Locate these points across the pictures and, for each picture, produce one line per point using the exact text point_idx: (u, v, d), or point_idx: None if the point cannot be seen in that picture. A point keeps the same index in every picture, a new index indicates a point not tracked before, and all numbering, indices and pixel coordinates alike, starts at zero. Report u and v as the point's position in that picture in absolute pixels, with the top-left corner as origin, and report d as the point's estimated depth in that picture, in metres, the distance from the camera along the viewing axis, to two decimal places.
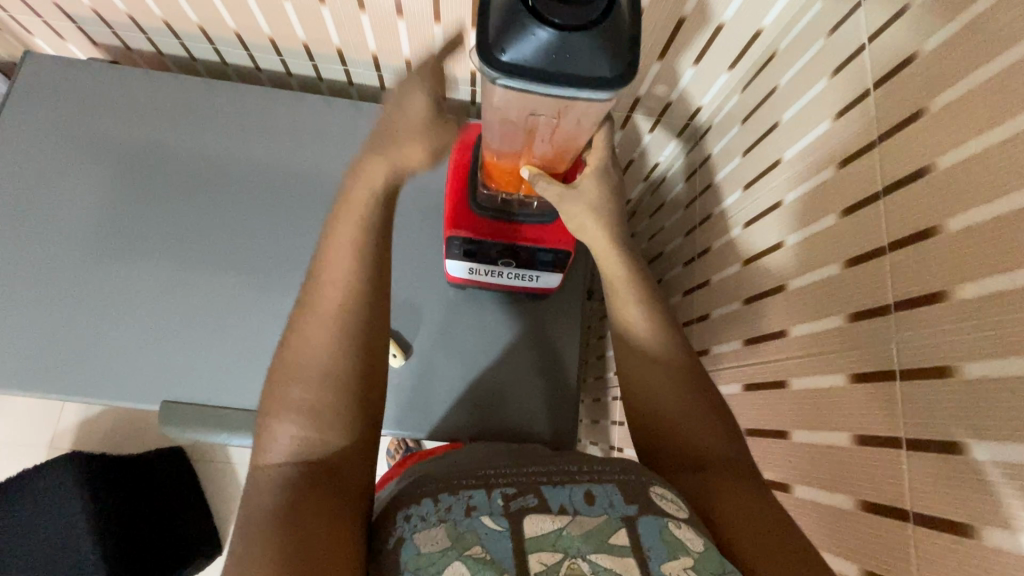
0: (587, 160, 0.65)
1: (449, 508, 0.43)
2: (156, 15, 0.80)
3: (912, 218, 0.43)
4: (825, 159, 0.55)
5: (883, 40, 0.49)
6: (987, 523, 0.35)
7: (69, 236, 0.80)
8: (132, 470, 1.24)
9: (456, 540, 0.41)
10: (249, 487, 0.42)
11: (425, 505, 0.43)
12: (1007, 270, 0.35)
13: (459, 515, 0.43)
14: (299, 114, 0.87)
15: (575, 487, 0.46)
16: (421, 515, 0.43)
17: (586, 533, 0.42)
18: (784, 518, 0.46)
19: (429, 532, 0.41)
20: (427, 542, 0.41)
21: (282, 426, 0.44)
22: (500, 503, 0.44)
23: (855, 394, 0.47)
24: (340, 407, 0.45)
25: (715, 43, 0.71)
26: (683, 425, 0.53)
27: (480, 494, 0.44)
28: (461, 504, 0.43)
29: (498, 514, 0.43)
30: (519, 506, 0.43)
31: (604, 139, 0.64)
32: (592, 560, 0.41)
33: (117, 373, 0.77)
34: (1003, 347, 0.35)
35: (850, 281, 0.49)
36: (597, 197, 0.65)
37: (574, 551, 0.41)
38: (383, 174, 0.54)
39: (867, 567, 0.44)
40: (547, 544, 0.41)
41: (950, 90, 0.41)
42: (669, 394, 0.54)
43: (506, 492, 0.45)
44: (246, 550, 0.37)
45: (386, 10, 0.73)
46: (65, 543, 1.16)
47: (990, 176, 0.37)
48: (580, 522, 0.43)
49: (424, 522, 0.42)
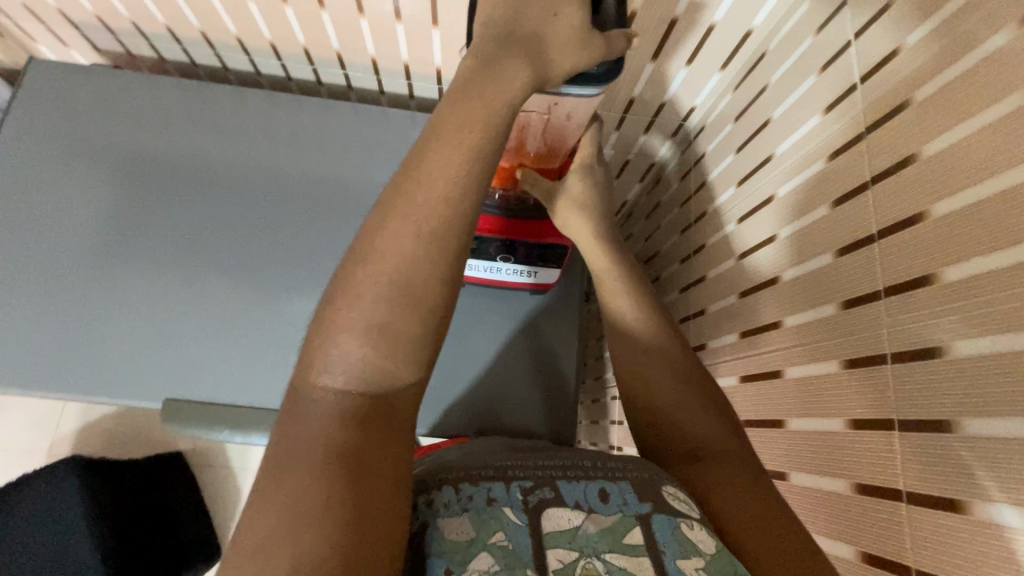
0: (575, 155, 0.70)
1: (471, 497, 0.43)
2: (159, 21, 0.81)
3: (900, 205, 0.44)
4: (815, 153, 0.56)
5: (868, 37, 0.50)
6: (980, 497, 0.36)
7: (71, 239, 0.81)
8: (134, 470, 1.24)
9: (480, 529, 0.41)
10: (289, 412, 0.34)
11: (448, 492, 0.43)
12: (997, 249, 0.36)
13: (481, 503, 0.43)
14: (299, 116, 0.88)
15: (589, 483, 0.46)
16: (444, 501, 0.43)
17: (601, 531, 0.43)
18: (784, 511, 0.46)
19: (455, 520, 0.41)
20: (453, 530, 0.41)
21: (325, 355, 0.35)
22: (519, 497, 0.44)
23: (847, 381, 0.48)
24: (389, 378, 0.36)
25: (707, 42, 0.72)
26: (687, 418, 0.53)
27: (499, 487, 0.44)
28: (482, 495, 0.43)
29: (518, 508, 0.43)
30: (538, 499, 0.44)
31: (592, 138, 0.69)
32: (607, 559, 0.41)
33: (121, 373, 0.78)
34: (994, 325, 0.36)
35: (844, 270, 0.50)
36: (582, 197, 0.68)
37: (589, 551, 0.42)
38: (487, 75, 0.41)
39: (865, 549, 0.45)
40: (564, 541, 0.42)
41: (934, 80, 0.43)
42: (669, 388, 0.55)
43: (524, 485, 0.45)
44: (276, 493, 0.31)
45: (385, 13, 0.74)
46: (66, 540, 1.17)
47: (978, 160, 0.38)
48: (596, 519, 0.43)
49: (448, 509, 0.42)
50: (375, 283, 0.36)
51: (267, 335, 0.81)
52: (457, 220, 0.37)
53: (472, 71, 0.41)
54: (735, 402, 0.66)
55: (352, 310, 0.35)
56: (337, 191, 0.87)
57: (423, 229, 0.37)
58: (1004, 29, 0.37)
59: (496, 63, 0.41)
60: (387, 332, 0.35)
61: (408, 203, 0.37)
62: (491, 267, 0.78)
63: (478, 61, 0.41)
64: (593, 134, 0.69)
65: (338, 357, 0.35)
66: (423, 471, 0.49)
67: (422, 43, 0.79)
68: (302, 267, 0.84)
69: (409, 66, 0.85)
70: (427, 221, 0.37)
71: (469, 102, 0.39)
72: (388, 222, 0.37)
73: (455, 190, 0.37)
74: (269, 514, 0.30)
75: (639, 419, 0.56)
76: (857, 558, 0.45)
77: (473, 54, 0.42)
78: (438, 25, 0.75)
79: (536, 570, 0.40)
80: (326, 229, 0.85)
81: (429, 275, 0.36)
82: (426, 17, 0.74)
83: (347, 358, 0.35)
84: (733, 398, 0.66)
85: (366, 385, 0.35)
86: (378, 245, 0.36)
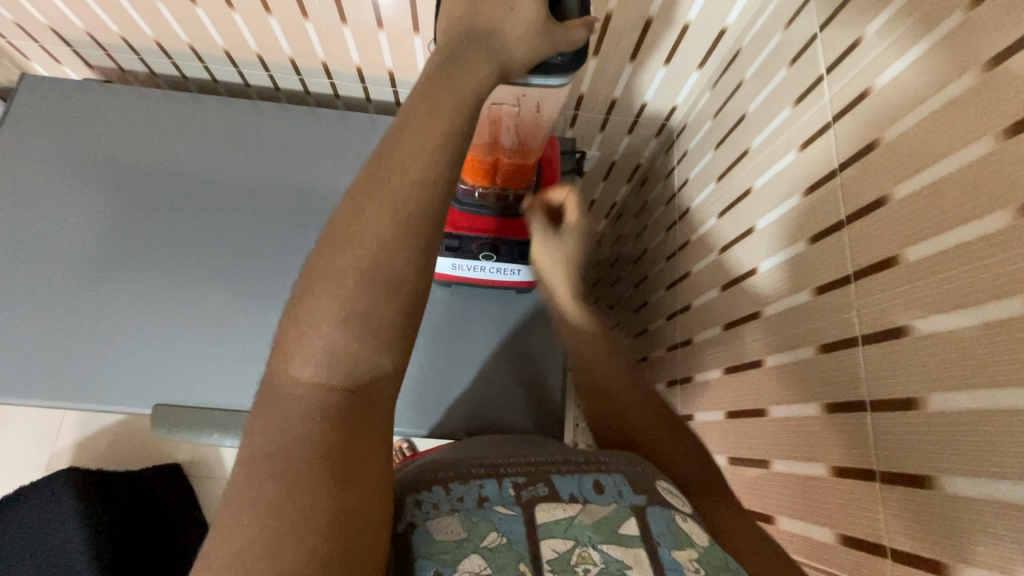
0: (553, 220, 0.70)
1: (462, 498, 0.43)
2: (149, 36, 0.83)
3: (865, 190, 0.45)
4: (788, 143, 0.57)
5: (831, 29, 0.51)
6: (946, 471, 0.37)
7: (60, 252, 0.82)
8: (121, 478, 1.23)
9: (471, 531, 0.41)
10: (263, 399, 0.33)
11: (436, 492, 0.43)
12: (957, 227, 0.37)
13: (471, 505, 0.42)
14: (287, 126, 0.90)
15: (583, 477, 0.46)
16: (433, 502, 0.42)
17: (596, 522, 0.43)
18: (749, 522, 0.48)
19: (444, 520, 0.41)
20: (442, 530, 0.40)
21: (286, 352, 0.34)
22: (511, 493, 0.44)
23: (820, 366, 0.48)
24: (361, 373, 0.34)
25: (682, 41, 0.74)
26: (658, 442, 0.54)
27: (490, 484, 0.44)
28: (473, 494, 0.43)
29: (510, 503, 0.43)
30: (530, 495, 0.44)
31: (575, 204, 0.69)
32: (603, 550, 0.41)
33: (112, 383, 0.78)
34: (948, 304, 0.37)
35: (817, 255, 0.50)
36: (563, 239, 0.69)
37: (584, 540, 0.42)
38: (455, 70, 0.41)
39: (843, 532, 0.45)
40: (558, 531, 0.42)
41: (890, 69, 0.44)
42: (625, 391, 0.57)
43: (517, 481, 0.45)
44: (248, 488, 0.30)
45: (366, 21, 0.76)
46: (66, 546, 1.20)
47: (933, 143, 0.39)
48: (591, 510, 0.43)
49: (436, 510, 0.42)
50: (356, 266, 0.34)
51: (258, 340, 0.82)
52: (434, 204, 0.36)
53: (446, 62, 0.41)
54: (719, 394, 0.67)
55: (332, 296, 0.34)
56: (326, 197, 0.88)
57: (402, 212, 0.35)
58: (955, 13, 0.38)
59: (468, 52, 0.41)
60: (368, 322, 0.34)
61: (383, 186, 0.36)
62: (479, 267, 0.77)
63: (449, 50, 0.41)
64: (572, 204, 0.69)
65: (318, 346, 0.33)
66: (409, 470, 0.48)
67: (404, 49, 0.81)
68: (290, 272, 0.85)
69: (393, 73, 0.87)
70: (405, 205, 0.35)
71: (441, 89, 0.39)
72: (367, 207, 0.35)
73: (431, 173, 0.36)
74: (241, 520, 0.29)
75: (607, 424, 0.57)
76: (836, 541, 0.46)
77: (445, 43, 0.42)
78: (419, 32, 0.77)
79: (531, 565, 0.40)
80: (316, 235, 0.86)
81: (409, 259, 0.35)
82: (407, 24, 0.75)
83: (306, 354, 0.33)
84: (717, 390, 0.67)
85: (346, 378, 0.34)
86: (356, 230, 0.35)
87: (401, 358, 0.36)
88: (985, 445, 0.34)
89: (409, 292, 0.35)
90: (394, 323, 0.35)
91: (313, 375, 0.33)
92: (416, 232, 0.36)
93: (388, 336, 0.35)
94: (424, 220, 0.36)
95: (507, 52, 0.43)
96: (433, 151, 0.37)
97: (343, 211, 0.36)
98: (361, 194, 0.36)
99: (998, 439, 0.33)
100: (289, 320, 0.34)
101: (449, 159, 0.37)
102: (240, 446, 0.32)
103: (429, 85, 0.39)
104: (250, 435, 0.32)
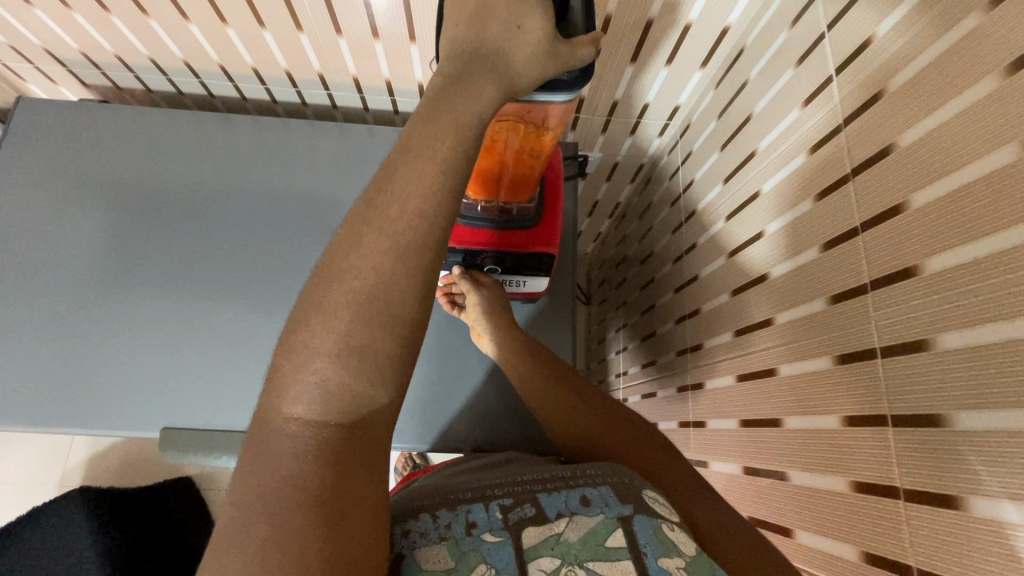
0: (490, 289, 0.76)
1: (449, 525, 0.41)
2: (143, 53, 0.83)
3: (881, 196, 0.44)
4: (797, 147, 0.55)
5: (842, 26, 0.50)
6: (975, 493, 0.35)
7: (63, 274, 0.82)
8: (164, 523, 1.25)
9: (459, 560, 0.39)
10: (261, 442, 0.32)
11: (424, 521, 0.42)
12: (982, 238, 0.35)
13: (460, 533, 0.41)
14: (286, 139, 0.89)
15: (569, 492, 0.45)
16: (420, 531, 0.41)
17: (583, 537, 0.41)
18: (756, 538, 0.47)
19: (431, 549, 0.39)
20: (430, 559, 0.39)
21: (282, 391, 0.33)
22: (498, 516, 0.43)
23: (838, 376, 0.47)
24: (361, 409, 0.33)
25: (684, 41, 0.72)
26: (657, 464, 0.56)
27: (478, 509, 0.43)
28: (460, 521, 0.42)
29: (498, 528, 0.42)
30: (518, 517, 0.42)
31: (497, 287, 0.76)
32: (590, 567, 0.39)
33: (117, 406, 0.78)
34: (972, 318, 0.36)
35: (828, 263, 0.49)
36: (507, 309, 0.75)
37: (571, 558, 0.40)
38: (454, 86, 0.39)
39: (868, 551, 0.43)
40: (546, 549, 0.40)
41: (905, 70, 0.42)
42: (617, 426, 0.61)
43: (505, 503, 0.44)
44: (246, 536, 0.29)
45: (362, 31, 0.75)
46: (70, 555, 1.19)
47: (957, 150, 0.37)
48: (578, 524, 0.42)
49: (424, 539, 0.40)
50: (354, 300, 0.33)
51: (261, 357, 0.81)
52: (435, 232, 0.35)
53: (442, 80, 0.39)
54: (731, 400, 0.66)
55: (328, 332, 0.33)
56: (326, 211, 0.87)
57: (401, 243, 0.34)
58: (972, 13, 0.37)
59: (469, 71, 0.40)
60: (364, 357, 0.33)
61: (380, 216, 0.34)
62: (444, 287, 0.80)
63: (450, 68, 0.40)
64: (496, 287, 0.76)
65: (314, 384, 0.33)
66: (399, 501, 0.47)
67: (400, 58, 0.80)
68: (292, 287, 0.84)
69: (390, 81, 0.86)
70: (405, 234, 0.34)
71: (440, 111, 0.37)
72: (364, 236, 0.34)
73: (431, 201, 0.35)
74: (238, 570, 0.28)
75: (603, 450, 0.59)
76: (860, 559, 0.44)
77: (446, 62, 0.41)
78: (415, 40, 0.75)
79: None
80: (317, 250, 0.85)
81: (407, 291, 0.34)
82: (404, 33, 0.74)
83: (302, 391, 0.33)
84: (729, 397, 0.66)
85: (341, 414, 0.33)
86: (352, 262, 0.34)
87: (399, 392, 0.35)
88: (994, 466, 0.34)
89: (408, 325, 0.34)
90: (393, 355, 0.34)
91: (311, 414, 0.32)
92: (415, 263, 0.34)
93: (385, 370, 0.34)
94: (423, 250, 0.35)
95: (509, 68, 0.41)
96: (433, 178, 0.35)
97: (339, 241, 0.35)
98: (358, 224, 0.35)
99: (1004, 458, 0.33)
100: (284, 354, 0.33)
101: (452, 185, 0.36)
102: (231, 485, 0.32)
103: (429, 107, 0.38)
104: (241, 475, 0.32)
